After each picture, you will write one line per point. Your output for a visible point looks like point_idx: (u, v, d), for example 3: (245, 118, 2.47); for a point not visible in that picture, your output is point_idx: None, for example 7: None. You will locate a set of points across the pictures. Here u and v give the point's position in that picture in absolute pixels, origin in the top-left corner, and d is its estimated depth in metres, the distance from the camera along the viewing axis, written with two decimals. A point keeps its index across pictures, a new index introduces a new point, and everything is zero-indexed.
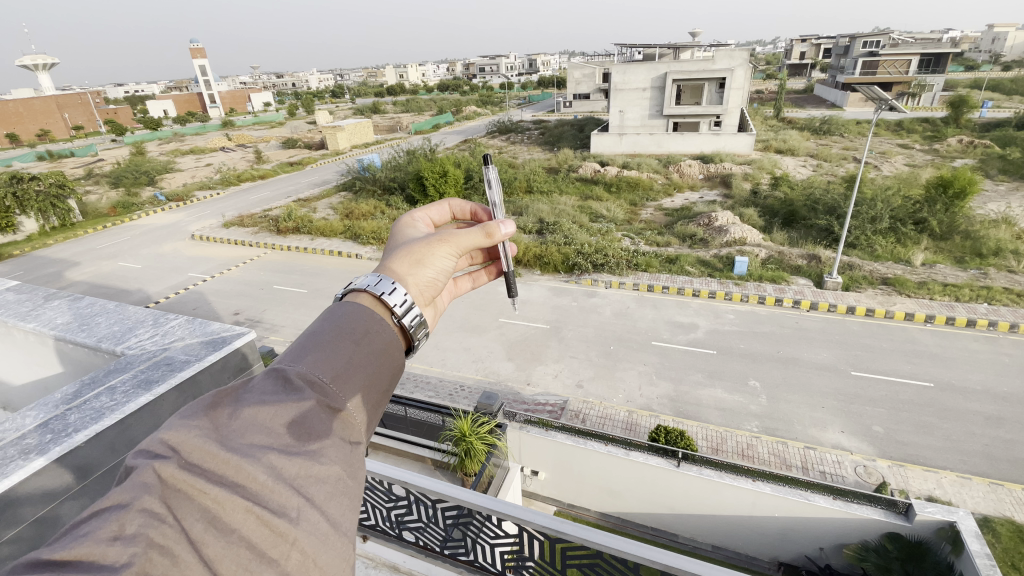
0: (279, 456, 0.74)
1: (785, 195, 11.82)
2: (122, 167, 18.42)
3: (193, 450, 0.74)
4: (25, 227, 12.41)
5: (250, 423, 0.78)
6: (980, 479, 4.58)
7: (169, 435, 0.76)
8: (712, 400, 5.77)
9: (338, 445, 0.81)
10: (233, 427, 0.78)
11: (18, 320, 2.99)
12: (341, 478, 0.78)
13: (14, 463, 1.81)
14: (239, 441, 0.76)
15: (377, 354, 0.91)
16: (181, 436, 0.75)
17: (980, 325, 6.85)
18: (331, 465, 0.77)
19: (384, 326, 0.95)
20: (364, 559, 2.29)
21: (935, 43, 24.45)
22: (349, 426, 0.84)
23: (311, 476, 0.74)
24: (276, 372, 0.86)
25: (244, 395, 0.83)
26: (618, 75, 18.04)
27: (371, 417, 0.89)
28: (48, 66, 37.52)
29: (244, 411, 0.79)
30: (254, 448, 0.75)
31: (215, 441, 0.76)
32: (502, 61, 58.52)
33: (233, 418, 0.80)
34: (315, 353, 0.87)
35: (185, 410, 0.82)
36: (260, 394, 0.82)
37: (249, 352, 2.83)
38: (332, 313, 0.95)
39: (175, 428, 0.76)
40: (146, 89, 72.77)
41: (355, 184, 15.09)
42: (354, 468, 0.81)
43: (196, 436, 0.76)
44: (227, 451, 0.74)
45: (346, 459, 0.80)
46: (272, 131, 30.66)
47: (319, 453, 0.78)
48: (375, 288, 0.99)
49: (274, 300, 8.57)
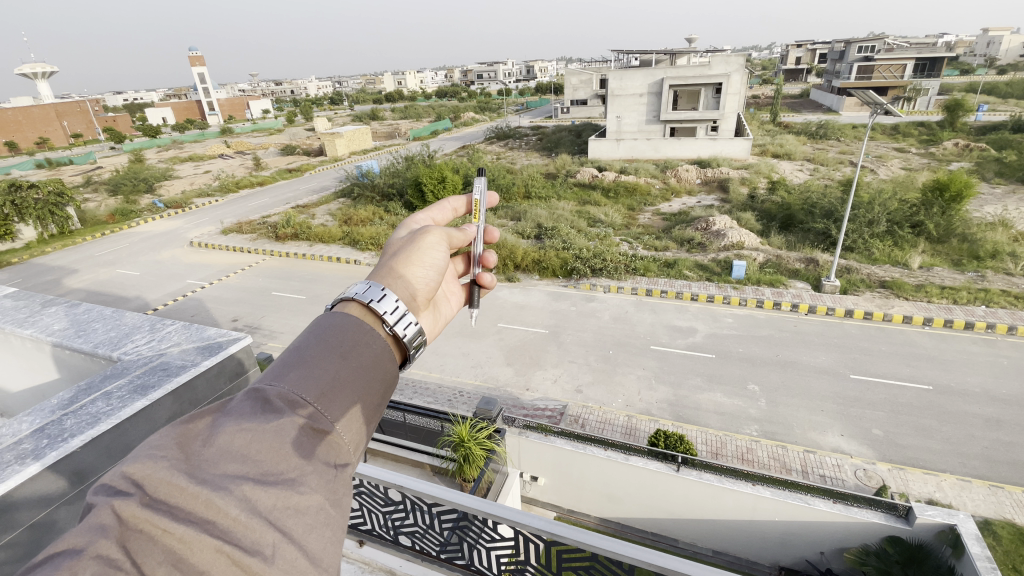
0: (254, 486, 0.72)
1: (782, 199, 11.88)
2: (121, 175, 18.48)
3: (158, 484, 0.71)
4: (24, 234, 12.42)
5: (224, 450, 0.77)
6: (980, 482, 4.59)
7: (132, 469, 0.73)
8: (710, 404, 5.77)
9: (320, 471, 0.79)
10: (205, 457, 0.76)
11: (15, 326, 3.00)
12: (323, 507, 0.75)
13: (10, 468, 1.81)
14: (212, 471, 0.74)
15: (364, 367, 0.91)
16: (146, 469, 0.72)
17: (977, 327, 6.88)
18: (312, 494, 0.75)
19: (374, 337, 0.96)
20: (361, 564, 2.19)
21: (930, 48, 24.66)
22: (333, 448, 0.83)
23: (289, 507, 0.72)
24: (255, 393, 0.86)
25: (220, 421, 0.82)
26: (615, 81, 18.20)
27: (358, 436, 0.88)
28: (46, 74, 37.63)
29: (219, 437, 0.78)
30: (228, 478, 0.73)
31: (185, 473, 0.73)
32: (499, 68, 58.92)
33: (207, 446, 0.78)
34: (300, 372, 0.87)
35: (152, 442, 0.79)
36: (239, 418, 0.81)
37: (245, 357, 2.87)
38: (319, 325, 0.96)
39: (140, 461, 0.74)
40: (145, 97, 73.27)
41: (354, 190, 15.14)
42: (337, 496, 0.79)
43: (164, 469, 0.73)
44: (197, 485, 0.72)
45: (328, 485, 0.79)
46: (270, 138, 30.79)
47: (298, 481, 0.76)
48: (364, 296, 1.01)
49: (273, 306, 8.57)
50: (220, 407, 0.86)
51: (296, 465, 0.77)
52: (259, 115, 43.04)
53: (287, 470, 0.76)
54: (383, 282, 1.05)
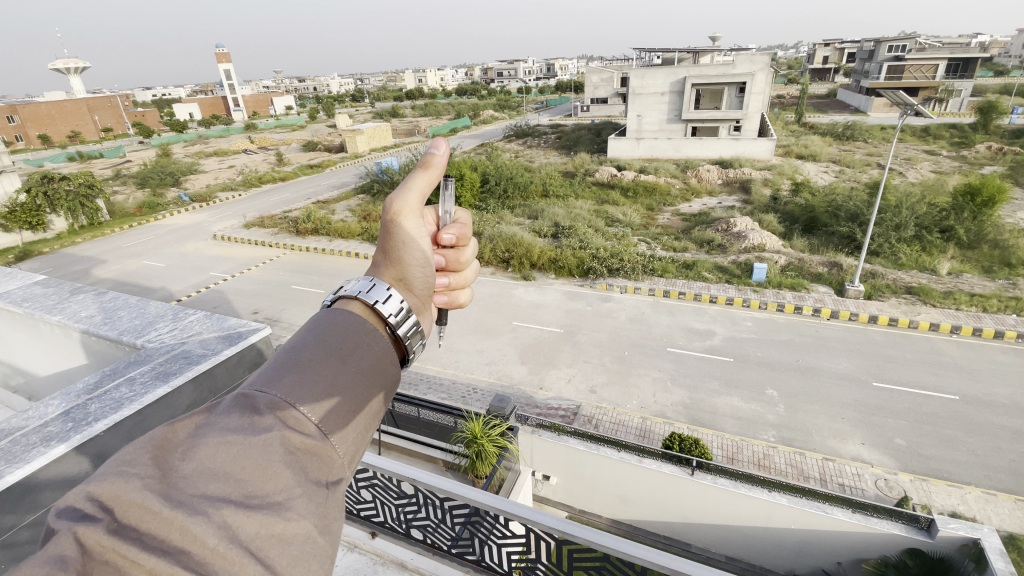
0: (236, 511, 0.67)
1: (806, 201, 11.63)
2: (149, 169, 18.94)
3: (129, 507, 0.66)
4: (55, 225, 12.89)
5: (203, 467, 0.71)
6: (1006, 496, 4.44)
7: (100, 490, 0.68)
8: (728, 408, 5.68)
9: (309, 492, 0.74)
10: (183, 474, 0.71)
11: (44, 312, 3.09)
12: (309, 535, 0.71)
13: (35, 450, 1.87)
14: (190, 492, 0.69)
15: (365, 372, 0.89)
16: (114, 490, 0.67)
17: (1007, 337, 6.64)
18: (300, 521, 0.70)
19: (376, 338, 0.95)
20: (372, 555, 2.16)
21: (964, 49, 23.91)
22: (323, 464, 0.79)
23: (273, 535, 0.67)
24: (242, 399, 0.81)
25: (202, 431, 0.77)
26: (636, 79, 18.09)
27: (352, 450, 0.85)
28: (80, 70, 38.69)
29: (199, 451, 0.72)
30: (208, 500, 0.68)
31: (160, 495, 0.68)
32: (519, 65, 58.69)
33: (185, 461, 0.73)
34: (295, 379, 0.83)
35: (122, 456, 0.74)
36: (223, 429, 0.76)
37: (265, 348, 2.91)
38: (321, 322, 0.94)
39: (109, 480, 0.68)
40: (173, 92, 75.21)
41: (373, 187, 15.29)
42: (328, 519, 0.75)
43: (135, 490, 0.67)
44: (171, 508, 0.66)
45: (319, 510, 0.74)
46: (293, 134, 31.24)
47: (285, 506, 0.71)
48: (368, 295, 0.99)
49: (293, 300, 8.70)
50: (204, 416, 0.81)
51: (285, 485, 0.73)
52: (282, 112, 43.73)
53: (274, 493, 0.71)
54: (382, 278, 1.04)
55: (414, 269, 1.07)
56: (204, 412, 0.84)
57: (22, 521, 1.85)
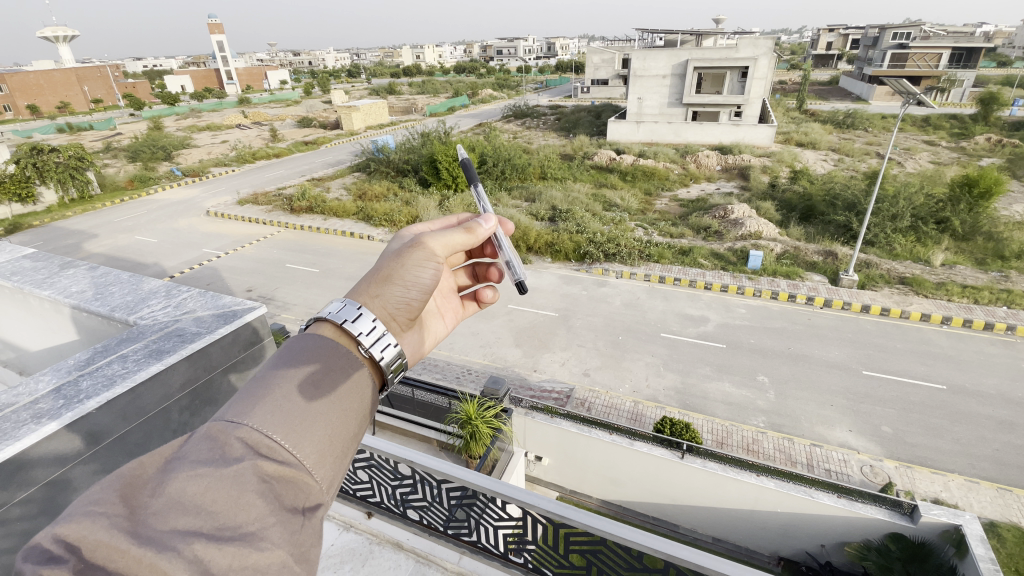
0: (207, 544, 0.68)
1: (804, 190, 11.62)
2: (140, 142, 18.54)
3: (96, 546, 0.66)
4: (45, 197, 12.66)
5: (175, 501, 0.72)
6: (988, 484, 4.53)
7: (67, 530, 0.67)
8: (719, 394, 5.73)
9: (282, 521, 0.75)
10: (153, 510, 0.72)
11: (34, 287, 3.03)
12: (285, 563, 0.72)
13: (26, 427, 1.83)
14: (159, 528, 0.69)
15: (337, 396, 0.90)
16: (81, 531, 0.66)
17: (997, 328, 6.69)
18: (275, 551, 0.71)
19: (350, 359, 0.96)
20: (368, 535, 2.22)
21: (969, 38, 23.68)
22: (299, 490, 0.79)
23: (246, 567, 0.68)
24: (213, 431, 0.81)
25: (172, 466, 0.78)
26: (638, 61, 17.82)
27: (331, 475, 0.85)
28: (68, 38, 37.51)
29: (168, 486, 0.73)
30: (179, 535, 0.69)
31: (128, 533, 0.69)
32: (520, 44, 57.37)
33: (155, 497, 0.74)
34: (265, 409, 0.83)
35: (83, 500, 0.73)
36: (193, 461, 0.76)
37: (260, 327, 2.86)
38: (292, 348, 0.95)
39: (76, 520, 0.68)
40: (166, 64, 74.12)
41: (369, 165, 15.06)
42: (301, 548, 0.76)
43: (102, 529, 0.67)
44: (139, 546, 0.67)
45: (292, 539, 0.75)
46: (288, 109, 30.67)
47: (259, 536, 0.71)
48: (337, 316, 1.00)
49: (286, 278, 8.63)
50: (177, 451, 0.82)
51: (258, 514, 0.73)
52: (277, 85, 42.81)
53: (246, 523, 0.72)
54: (358, 299, 1.04)
55: (394, 289, 1.12)
56: (177, 446, 0.85)
57: (13, 498, 1.83)
